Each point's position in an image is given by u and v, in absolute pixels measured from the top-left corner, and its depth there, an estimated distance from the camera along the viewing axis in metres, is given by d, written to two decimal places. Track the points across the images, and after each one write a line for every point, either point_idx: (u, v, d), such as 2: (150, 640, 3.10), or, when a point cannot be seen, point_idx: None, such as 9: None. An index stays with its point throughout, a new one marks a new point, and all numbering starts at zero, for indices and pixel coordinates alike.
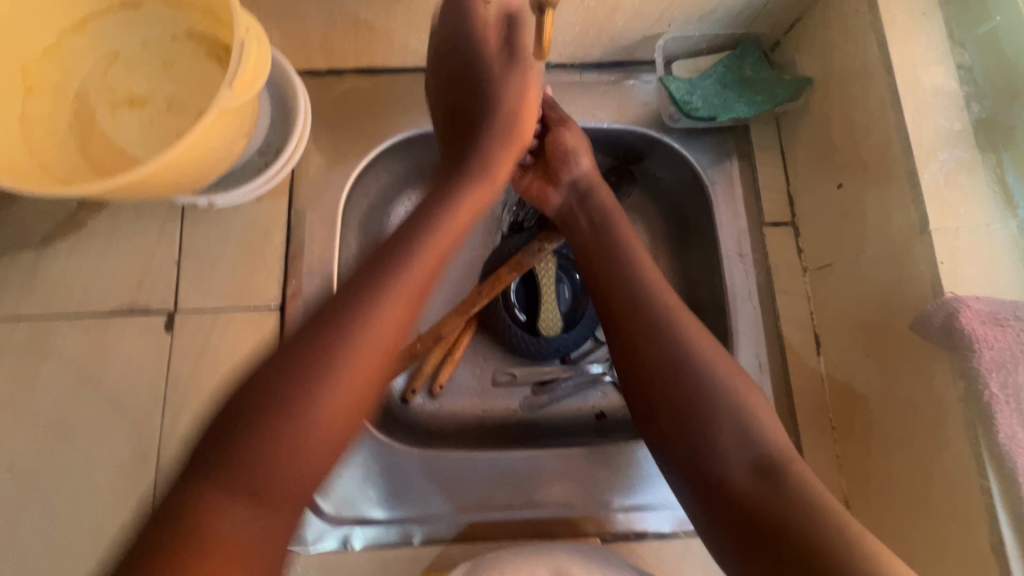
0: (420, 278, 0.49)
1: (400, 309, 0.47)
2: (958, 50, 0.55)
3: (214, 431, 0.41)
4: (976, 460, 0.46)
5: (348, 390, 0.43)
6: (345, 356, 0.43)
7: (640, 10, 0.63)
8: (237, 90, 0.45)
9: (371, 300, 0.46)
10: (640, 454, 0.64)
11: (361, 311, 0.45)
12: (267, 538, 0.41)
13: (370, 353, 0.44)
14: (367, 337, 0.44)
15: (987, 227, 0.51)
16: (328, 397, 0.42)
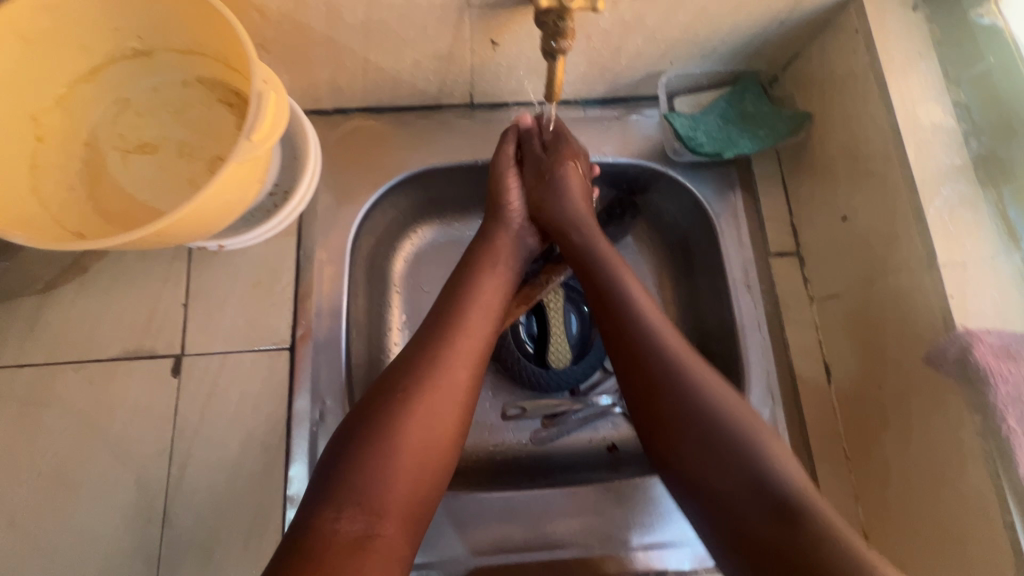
0: (485, 312, 0.61)
1: (480, 333, 0.59)
2: (954, 89, 0.57)
3: (330, 454, 0.51)
4: (998, 495, 0.46)
5: (444, 402, 0.54)
6: (436, 377, 0.54)
7: (644, 50, 0.65)
8: (255, 141, 0.46)
9: (455, 331, 0.58)
10: (656, 489, 0.64)
11: (450, 340, 0.57)
12: (382, 544, 0.47)
13: (460, 370, 0.56)
14: (457, 359, 0.56)
15: (992, 260, 0.51)
16: (427, 410, 0.53)
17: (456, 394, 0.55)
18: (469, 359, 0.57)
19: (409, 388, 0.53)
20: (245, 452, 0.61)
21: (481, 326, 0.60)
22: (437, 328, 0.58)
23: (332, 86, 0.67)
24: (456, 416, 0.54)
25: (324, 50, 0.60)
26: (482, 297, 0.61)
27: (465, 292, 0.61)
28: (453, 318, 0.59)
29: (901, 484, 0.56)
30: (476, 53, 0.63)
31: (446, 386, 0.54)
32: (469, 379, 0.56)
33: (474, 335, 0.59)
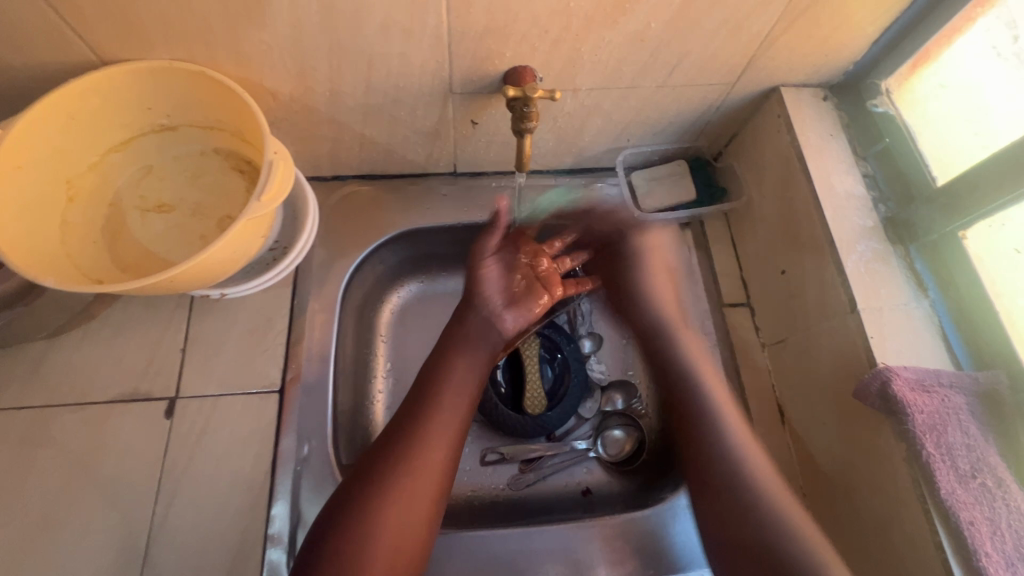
0: (460, 396, 0.64)
1: (457, 413, 0.63)
2: (862, 163, 0.68)
3: (311, 546, 0.54)
4: (926, 515, 0.51)
5: (421, 485, 0.57)
6: (412, 462, 0.58)
7: (603, 128, 0.75)
8: (264, 201, 0.53)
9: (429, 412, 0.61)
10: (651, 521, 0.67)
11: (426, 422, 0.61)
12: None
13: (437, 452, 0.59)
14: (434, 441, 0.60)
15: (905, 306, 0.60)
16: (404, 496, 0.56)
17: (432, 474, 0.58)
18: (446, 440, 0.60)
19: (386, 475, 0.57)
20: (230, 492, 0.63)
21: (455, 407, 0.63)
22: (413, 411, 0.62)
23: (331, 156, 0.76)
24: (433, 496, 0.58)
25: (326, 126, 0.69)
26: (456, 378, 0.65)
27: (440, 373, 0.65)
28: (429, 398, 0.63)
29: (850, 515, 0.60)
30: (458, 130, 0.73)
31: (421, 470, 0.58)
32: (445, 458, 0.60)
33: (449, 415, 0.62)
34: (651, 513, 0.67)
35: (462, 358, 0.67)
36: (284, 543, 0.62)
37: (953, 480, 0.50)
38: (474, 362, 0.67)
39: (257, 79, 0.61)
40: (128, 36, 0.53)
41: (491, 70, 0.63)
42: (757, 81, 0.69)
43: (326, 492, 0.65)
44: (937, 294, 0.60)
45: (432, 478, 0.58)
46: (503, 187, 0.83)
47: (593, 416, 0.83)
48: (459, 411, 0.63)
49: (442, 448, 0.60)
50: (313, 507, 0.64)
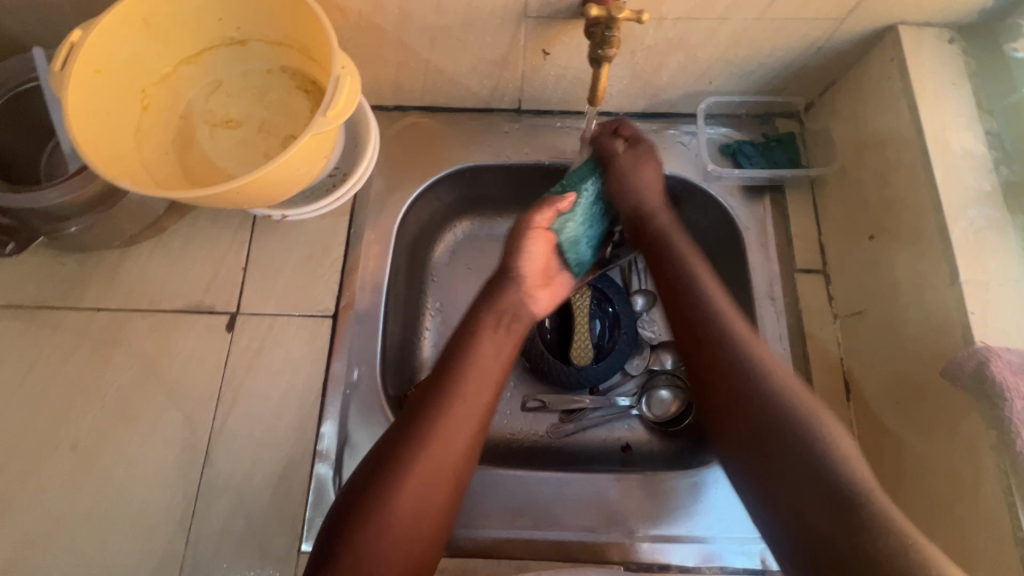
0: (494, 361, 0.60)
1: (478, 407, 0.57)
2: (986, 118, 0.60)
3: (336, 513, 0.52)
4: (1009, 509, 0.47)
5: (436, 474, 0.54)
6: (428, 452, 0.54)
7: (685, 66, 0.69)
8: (329, 117, 0.52)
9: (451, 399, 0.56)
10: (684, 483, 0.65)
11: (445, 408, 0.56)
12: None
13: (454, 445, 0.55)
14: (440, 463, 0.54)
15: (1018, 282, 0.53)
16: (419, 485, 0.53)
17: (453, 455, 0.55)
18: (464, 431, 0.56)
19: (400, 467, 0.53)
20: (283, 407, 0.66)
21: (490, 371, 0.59)
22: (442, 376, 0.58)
23: (395, 84, 0.74)
24: (450, 488, 0.55)
25: (392, 49, 0.67)
26: (482, 364, 0.59)
27: (463, 359, 0.59)
28: (449, 383, 0.57)
29: (915, 498, 0.56)
30: (528, 61, 0.69)
31: (436, 463, 0.54)
32: (465, 449, 0.56)
33: (469, 406, 0.57)
34: (684, 476, 0.65)
35: (491, 341, 0.61)
36: (331, 460, 0.64)
37: None
38: (501, 350, 0.61)
39: None
40: None
41: None
42: (873, 17, 0.61)
43: (372, 418, 0.67)
44: None
45: (448, 469, 0.54)
46: (567, 128, 0.79)
47: (639, 374, 0.81)
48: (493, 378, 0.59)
49: (458, 442, 0.55)
50: (359, 428, 0.66)
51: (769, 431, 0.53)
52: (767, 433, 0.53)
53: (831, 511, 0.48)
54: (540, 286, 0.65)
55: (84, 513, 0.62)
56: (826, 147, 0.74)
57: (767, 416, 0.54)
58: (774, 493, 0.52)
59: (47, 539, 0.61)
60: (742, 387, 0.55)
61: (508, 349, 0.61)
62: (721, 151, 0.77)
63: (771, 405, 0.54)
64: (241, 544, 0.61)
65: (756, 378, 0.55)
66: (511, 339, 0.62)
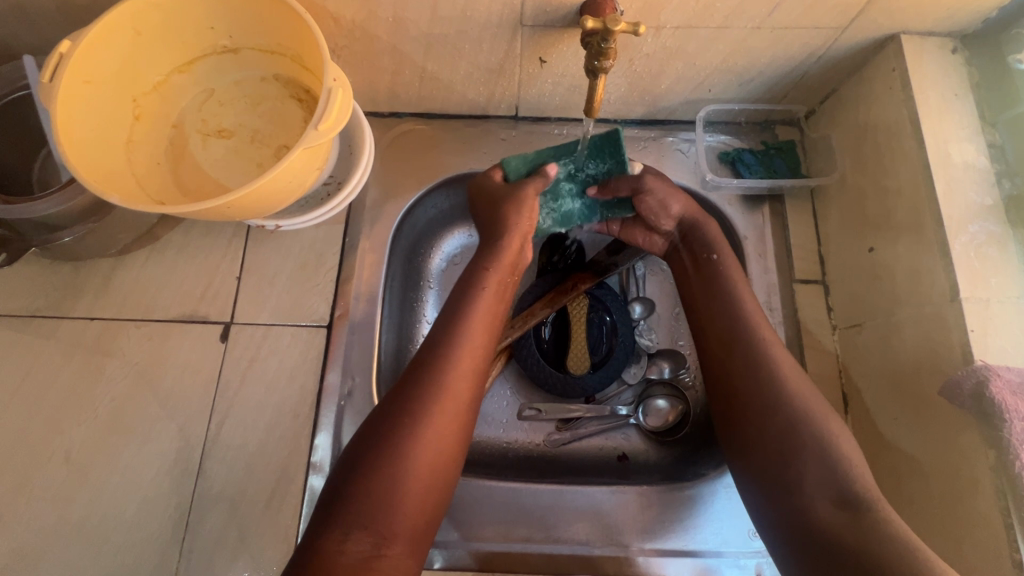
0: (492, 311, 0.61)
1: (478, 349, 0.58)
2: (989, 130, 0.59)
3: (342, 468, 0.52)
4: (1007, 529, 0.47)
5: (444, 414, 0.54)
6: (435, 390, 0.55)
7: (684, 74, 0.68)
8: (321, 130, 0.51)
9: (456, 337, 0.58)
10: (681, 497, 0.65)
11: (450, 345, 0.57)
12: (388, 565, 0.48)
13: (460, 383, 0.56)
14: (448, 400, 0.55)
15: (1018, 300, 0.52)
16: (427, 426, 0.53)
17: (459, 396, 0.55)
18: (468, 368, 0.57)
19: (409, 406, 0.53)
20: (277, 418, 0.65)
21: (488, 317, 0.61)
22: (443, 323, 0.59)
23: (390, 91, 0.73)
24: (457, 430, 0.55)
25: (386, 57, 0.66)
26: (484, 305, 0.61)
27: (465, 302, 0.60)
28: (454, 325, 0.59)
29: (910, 515, 0.56)
30: (524, 69, 0.68)
31: (444, 400, 0.54)
32: (470, 388, 0.57)
33: (473, 345, 0.58)
34: (681, 488, 0.65)
35: (488, 295, 0.61)
36: (324, 472, 0.64)
37: None
38: (503, 294, 0.63)
39: (320, 2, 0.58)
40: None
41: (567, 1, 0.56)
42: (875, 26, 0.60)
43: None
44: None
45: (456, 407, 0.55)
46: (565, 135, 0.78)
47: (636, 382, 0.80)
48: (490, 326, 0.61)
49: (464, 378, 0.56)
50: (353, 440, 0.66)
51: (787, 427, 0.55)
52: (779, 432, 0.55)
53: (839, 506, 0.50)
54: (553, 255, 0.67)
55: (77, 525, 0.61)
56: (826, 155, 0.73)
57: (787, 409, 0.55)
58: (785, 488, 0.54)
59: (41, 550, 0.61)
60: (762, 380, 0.57)
61: (509, 292, 0.64)
62: (720, 159, 0.76)
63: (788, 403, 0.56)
64: (236, 555, 0.61)
65: (774, 374, 0.57)
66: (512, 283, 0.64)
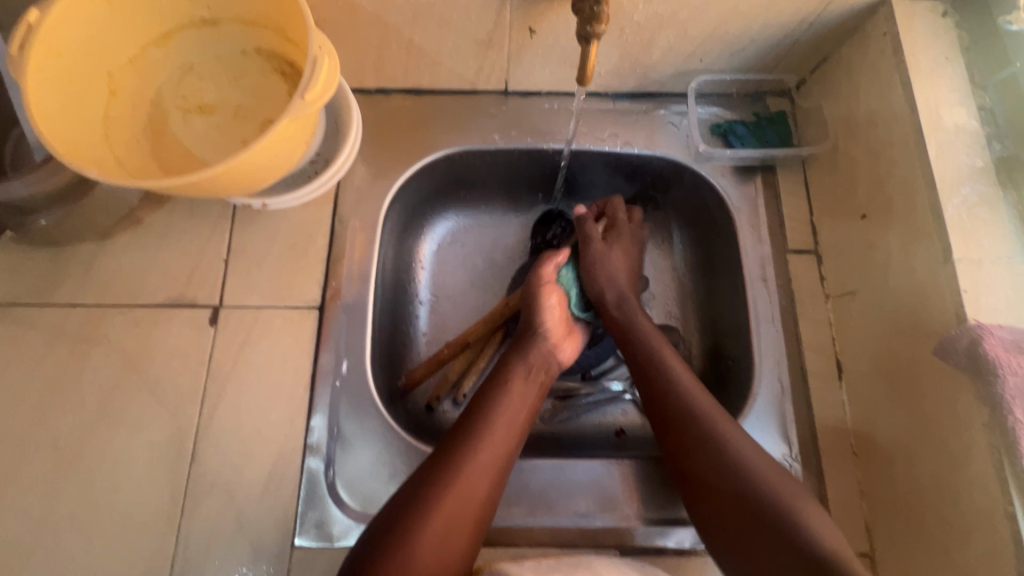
0: (525, 400, 0.61)
1: (510, 437, 0.58)
2: (979, 93, 0.59)
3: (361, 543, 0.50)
4: (1001, 484, 0.47)
5: (459, 518, 0.52)
6: (455, 491, 0.52)
7: (675, 43, 0.67)
8: (308, 101, 0.50)
9: (481, 436, 0.56)
10: None
11: (475, 445, 0.55)
12: None
13: (486, 473, 0.54)
14: (477, 481, 0.54)
15: (1009, 260, 0.52)
16: (441, 530, 0.50)
17: (485, 480, 0.54)
18: (489, 473, 0.55)
19: (428, 505, 0.51)
20: (270, 401, 0.64)
21: (523, 403, 0.61)
22: (479, 406, 0.59)
23: (376, 65, 0.71)
24: (480, 516, 0.53)
25: (372, 28, 0.64)
26: (511, 406, 0.60)
27: (493, 401, 0.59)
28: (486, 409, 0.59)
29: (908, 477, 0.57)
30: (514, 39, 0.66)
31: (462, 503, 0.52)
32: (489, 492, 0.54)
33: (496, 449, 0.56)
34: None
35: (522, 383, 0.62)
36: (322, 454, 0.63)
37: None
38: (529, 396, 0.62)
39: None
40: None
41: None
42: None
43: (363, 410, 0.65)
44: None
45: (472, 513, 0.53)
46: (556, 110, 0.77)
47: None
48: (524, 415, 0.60)
49: (484, 480, 0.54)
50: (350, 421, 0.65)
51: (739, 497, 0.51)
52: (746, 482, 0.51)
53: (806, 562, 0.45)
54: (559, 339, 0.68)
55: (68, 515, 0.60)
56: (817, 125, 0.73)
57: (721, 475, 0.52)
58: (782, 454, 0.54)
59: (31, 542, 0.59)
60: (706, 451, 0.54)
61: (535, 393, 0.63)
62: (712, 131, 0.76)
63: (732, 467, 0.52)
64: (232, 543, 0.60)
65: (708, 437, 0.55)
66: (537, 385, 0.63)
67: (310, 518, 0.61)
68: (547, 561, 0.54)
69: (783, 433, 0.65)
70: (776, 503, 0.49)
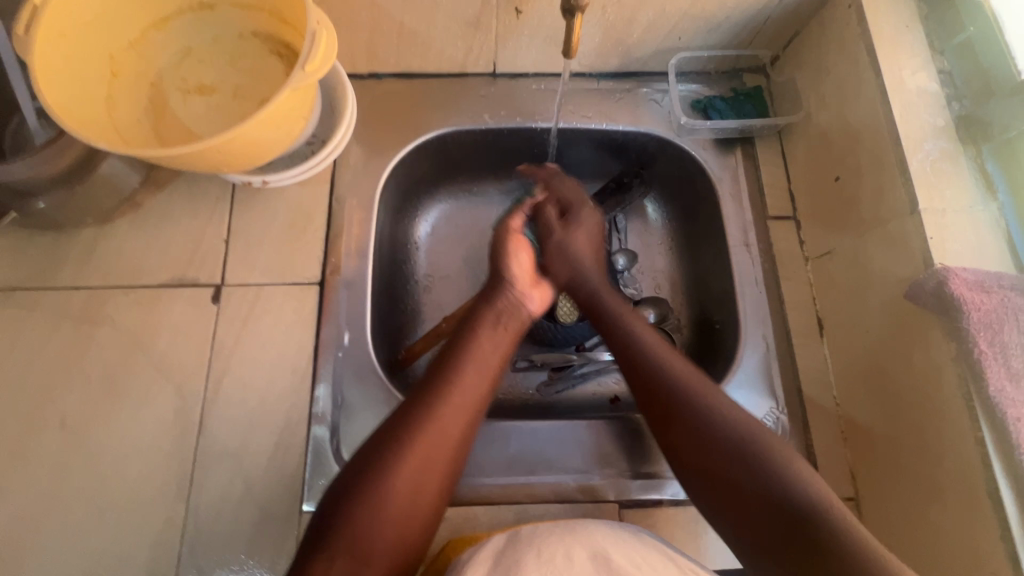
0: (495, 347, 0.62)
1: (481, 381, 0.58)
2: (938, 57, 0.63)
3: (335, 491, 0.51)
4: (970, 413, 0.51)
5: (432, 459, 0.53)
6: (424, 436, 0.53)
7: (654, 21, 0.71)
8: (307, 72, 0.52)
9: (451, 380, 0.57)
10: None
11: (445, 390, 0.56)
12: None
13: (455, 418, 0.55)
14: (447, 424, 0.54)
15: (970, 210, 0.56)
16: (413, 473, 0.51)
17: (456, 424, 0.55)
18: (459, 417, 0.55)
19: (399, 450, 0.52)
20: (274, 373, 0.66)
21: (492, 349, 0.61)
22: (449, 355, 0.60)
23: (369, 48, 0.74)
24: (451, 458, 0.54)
25: (365, 11, 0.67)
26: (482, 353, 0.60)
27: (464, 349, 0.60)
28: (455, 357, 0.59)
29: (887, 418, 0.60)
30: (501, 20, 0.69)
31: (433, 445, 0.53)
32: (460, 433, 0.55)
33: (467, 394, 0.57)
34: None
35: (491, 334, 0.62)
36: (328, 422, 0.65)
37: (1003, 378, 0.49)
38: (498, 343, 0.62)
39: None
40: None
41: None
42: None
43: (365, 380, 0.67)
44: (1007, 200, 0.57)
45: (444, 455, 0.54)
46: (544, 90, 0.80)
47: None
48: (494, 360, 0.61)
49: (456, 427, 0.55)
50: (353, 390, 0.67)
51: (727, 452, 0.52)
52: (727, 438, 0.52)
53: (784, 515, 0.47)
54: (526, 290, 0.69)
55: (78, 490, 0.61)
56: (791, 97, 0.77)
57: (711, 433, 0.53)
58: None
59: (41, 518, 0.60)
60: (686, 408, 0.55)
61: (506, 338, 0.63)
62: (692, 107, 0.79)
63: (724, 437, 0.52)
64: (241, 511, 0.61)
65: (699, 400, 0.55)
66: (508, 331, 0.64)
67: (318, 483, 0.62)
68: (547, 526, 0.52)
69: (770, 388, 0.68)
70: (775, 464, 0.50)
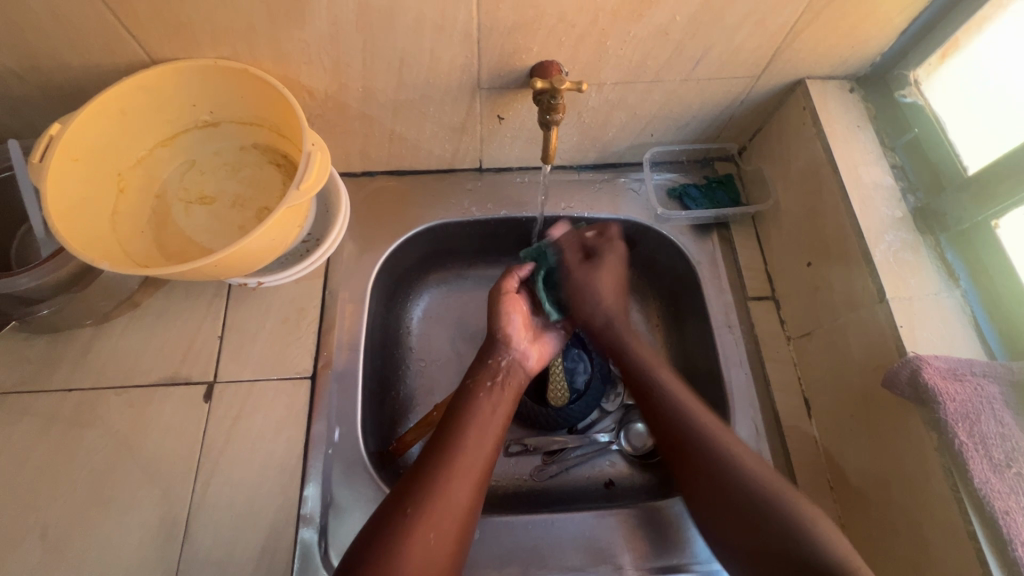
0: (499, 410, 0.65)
1: (486, 439, 0.62)
2: (890, 154, 0.68)
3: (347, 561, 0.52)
4: (959, 504, 0.51)
5: (444, 520, 0.55)
6: (435, 503, 0.55)
7: (627, 123, 0.76)
8: (302, 189, 0.56)
9: (453, 454, 0.59)
10: (671, 512, 0.67)
11: (448, 463, 0.58)
12: None
13: (466, 478, 0.58)
14: (457, 481, 0.57)
15: (936, 296, 0.59)
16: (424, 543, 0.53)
17: (466, 481, 0.58)
18: (468, 483, 0.58)
19: (413, 506, 0.55)
20: (263, 473, 0.65)
21: (495, 406, 0.65)
22: (451, 419, 0.63)
23: (362, 152, 0.78)
24: (462, 520, 0.56)
25: (358, 122, 0.72)
26: (483, 417, 0.63)
27: (466, 409, 0.64)
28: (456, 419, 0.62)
29: (880, 507, 0.60)
30: (485, 125, 0.75)
31: (440, 523, 0.54)
32: (471, 497, 0.57)
33: (469, 461, 0.59)
34: (666, 505, 0.67)
35: (490, 395, 0.66)
36: (316, 524, 0.64)
37: (986, 470, 0.49)
38: (498, 406, 0.65)
39: (295, 76, 0.64)
40: (177, 37, 0.57)
41: (518, 65, 0.64)
42: (784, 73, 0.70)
43: (355, 477, 0.67)
44: (969, 285, 0.60)
45: (455, 517, 0.55)
46: (527, 182, 0.85)
47: (615, 410, 0.83)
48: (496, 420, 0.64)
49: (467, 486, 0.57)
50: (342, 488, 0.66)
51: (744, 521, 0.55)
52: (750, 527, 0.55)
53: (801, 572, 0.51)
54: (528, 341, 0.73)
55: None
56: (761, 185, 0.82)
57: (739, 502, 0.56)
58: None
59: None
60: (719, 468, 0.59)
61: (506, 399, 0.66)
62: (668, 194, 0.84)
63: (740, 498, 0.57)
64: None
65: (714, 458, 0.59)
66: (508, 392, 0.67)
67: None
68: None
69: None
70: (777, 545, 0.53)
